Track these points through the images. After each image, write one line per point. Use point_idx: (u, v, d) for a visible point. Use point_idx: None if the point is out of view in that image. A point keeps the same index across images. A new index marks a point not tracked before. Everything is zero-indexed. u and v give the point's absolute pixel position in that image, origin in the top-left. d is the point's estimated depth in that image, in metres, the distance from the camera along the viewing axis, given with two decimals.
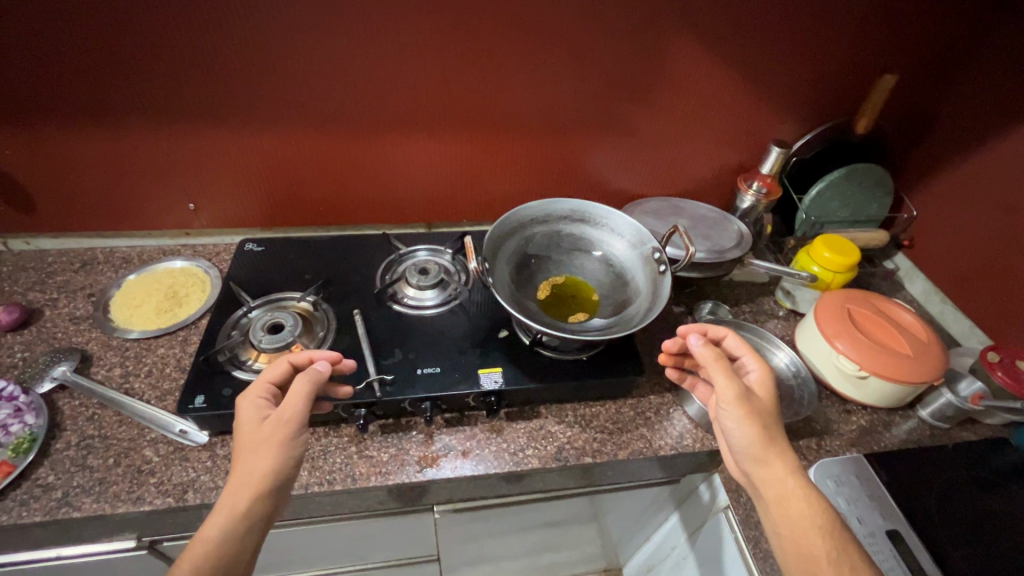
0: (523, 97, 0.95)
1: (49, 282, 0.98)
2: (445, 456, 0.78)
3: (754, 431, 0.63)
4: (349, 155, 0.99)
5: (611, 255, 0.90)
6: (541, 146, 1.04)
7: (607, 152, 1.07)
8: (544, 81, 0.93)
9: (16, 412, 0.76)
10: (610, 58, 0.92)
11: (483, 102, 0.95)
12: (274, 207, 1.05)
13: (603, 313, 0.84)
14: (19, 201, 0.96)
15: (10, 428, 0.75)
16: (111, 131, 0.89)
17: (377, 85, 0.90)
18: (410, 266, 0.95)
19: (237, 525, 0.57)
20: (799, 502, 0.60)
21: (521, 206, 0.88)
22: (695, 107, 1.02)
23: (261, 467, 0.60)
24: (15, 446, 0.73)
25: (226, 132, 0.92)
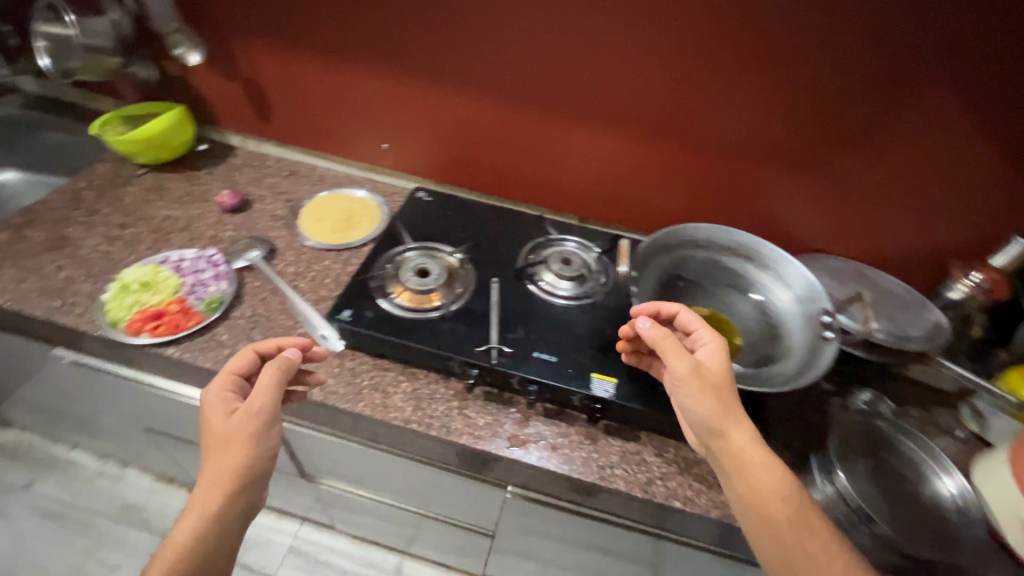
0: (722, 110, 0.90)
1: (264, 181, 1.17)
2: (534, 443, 0.79)
3: (708, 404, 0.64)
4: (530, 131, 1.03)
5: (770, 303, 0.81)
6: (726, 171, 0.97)
7: (796, 192, 0.96)
8: (751, 98, 0.87)
9: (216, 276, 0.93)
10: (835, 90, 0.83)
11: (677, 106, 0.92)
12: (449, 164, 1.12)
13: (744, 362, 0.76)
14: (260, 109, 1.13)
15: (210, 288, 0.92)
16: (346, 65, 1.03)
17: (581, 72, 0.92)
18: (554, 253, 0.95)
19: (213, 525, 0.64)
20: (761, 475, 0.61)
21: (685, 225, 0.84)
22: (923, 166, 0.87)
23: (232, 461, 0.66)
24: (208, 302, 0.90)
25: (436, 87, 1.02)
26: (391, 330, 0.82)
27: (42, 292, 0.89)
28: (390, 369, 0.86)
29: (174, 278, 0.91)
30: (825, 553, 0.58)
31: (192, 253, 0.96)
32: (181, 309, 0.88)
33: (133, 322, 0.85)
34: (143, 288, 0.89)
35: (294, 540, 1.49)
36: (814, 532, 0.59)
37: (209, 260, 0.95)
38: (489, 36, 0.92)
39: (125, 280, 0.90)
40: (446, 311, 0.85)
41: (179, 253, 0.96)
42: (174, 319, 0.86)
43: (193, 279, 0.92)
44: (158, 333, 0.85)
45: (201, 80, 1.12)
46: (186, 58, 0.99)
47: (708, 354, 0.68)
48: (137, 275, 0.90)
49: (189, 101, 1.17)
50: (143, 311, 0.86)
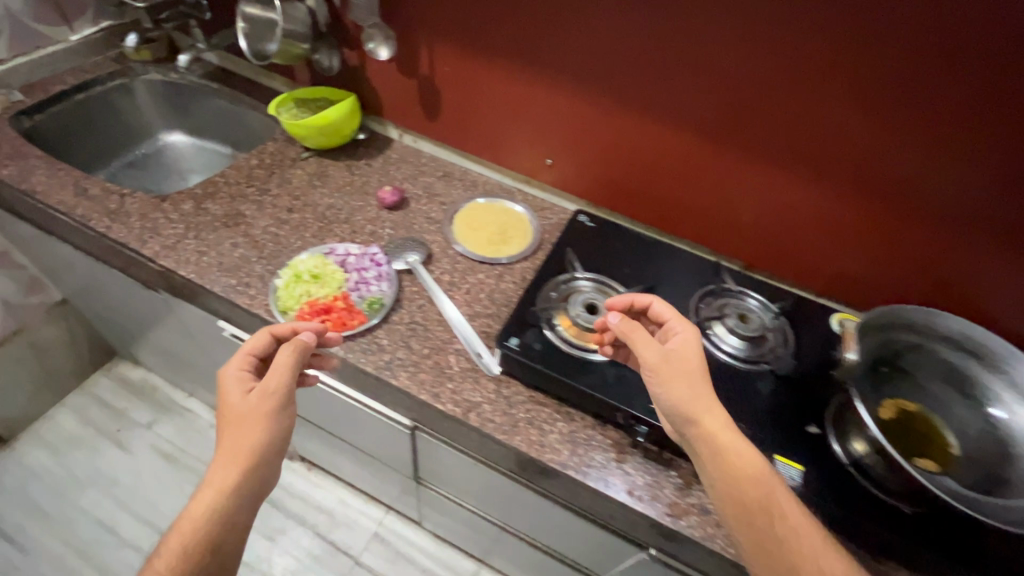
0: (960, 178, 0.77)
1: (419, 179, 1.16)
2: (698, 516, 0.73)
3: (681, 391, 0.66)
4: (713, 167, 0.94)
5: (998, 414, 0.70)
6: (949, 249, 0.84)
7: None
8: (1005, 170, 0.74)
9: (378, 277, 0.93)
10: None
11: (902, 165, 0.80)
12: (612, 188, 1.06)
13: (963, 481, 0.66)
14: (429, 110, 1.13)
15: (371, 288, 0.92)
16: (530, 75, 0.99)
17: (798, 116, 0.83)
18: (729, 305, 0.87)
19: (230, 502, 0.67)
20: (725, 453, 0.63)
21: (906, 307, 0.75)
22: None
23: (250, 438, 0.69)
24: (369, 303, 0.89)
25: (622, 110, 0.95)
26: (559, 368, 0.78)
27: (221, 267, 0.92)
28: (545, 404, 0.82)
29: (339, 273, 0.92)
30: (807, 546, 0.59)
31: (355, 248, 0.96)
32: (345, 307, 0.88)
33: (301, 313, 0.86)
34: (311, 280, 0.90)
35: (379, 526, 1.52)
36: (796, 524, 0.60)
37: (371, 258, 0.95)
38: (701, 63, 0.85)
39: (295, 268, 0.91)
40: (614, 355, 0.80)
41: (343, 246, 0.97)
42: (338, 317, 0.86)
43: (356, 276, 0.92)
44: (323, 329, 0.85)
45: (378, 72, 1.12)
46: (377, 51, 1.02)
47: (678, 343, 0.71)
48: (306, 265, 0.92)
49: (360, 91, 1.17)
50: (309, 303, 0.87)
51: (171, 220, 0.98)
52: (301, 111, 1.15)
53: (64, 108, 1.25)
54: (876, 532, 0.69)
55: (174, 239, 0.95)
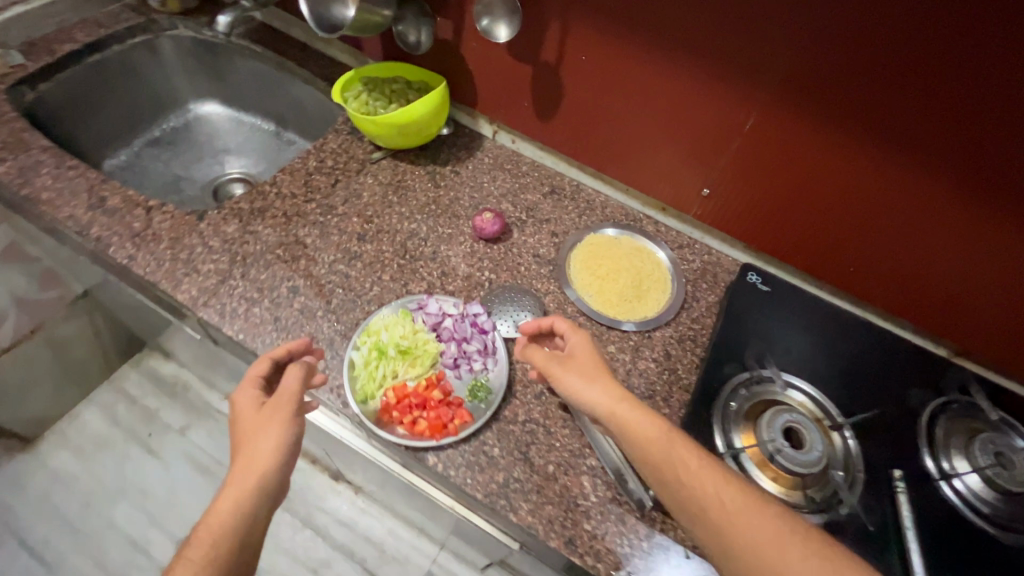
0: None
1: (521, 197, 0.89)
2: None
3: (579, 383, 0.57)
4: (957, 237, 0.66)
5: None
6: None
7: None
8: None
9: (482, 350, 0.70)
10: None
11: None
12: (787, 235, 0.79)
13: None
14: (542, 108, 0.85)
15: (474, 367, 0.69)
16: (698, 80, 0.70)
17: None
18: (985, 438, 0.62)
19: (236, 538, 0.50)
20: (630, 426, 0.52)
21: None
22: None
23: (267, 449, 0.53)
24: (474, 390, 0.67)
25: (835, 145, 0.66)
26: None
27: (277, 325, 0.70)
28: None
29: (432, 345, 0.70)
30: (763, 529, 0.46)
31: (451, 306, 0.73)
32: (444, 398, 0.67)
33: (387, 407, 0.65)
34: (398, 356, 0.68)
35: (433, 564, 1.36)
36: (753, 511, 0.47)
37: (472, 322, 0.71)
38: (997, 100, 0.54)
39: (375, 336, 0.68)
40: (831, 516, 0.56)
41: (434, 301, 0.73)
42: (437, 415, 0.65)
43: (454, 348, 0.70)
44: (418, 432, 0.64)
45: (476, 51, 0.83)
46: (492, 31, 0.75)
47: (578, 338, 0.61)
48: (390, 333, 0.69)
49: (448, 73, 0.89)
50: (397, 392, 0.66)
51: (211, 251, 0.75)
52: (372, 97, 0.88)
53: (74, 76, 1.00)
54: None
55: (215, 280, 0.72)
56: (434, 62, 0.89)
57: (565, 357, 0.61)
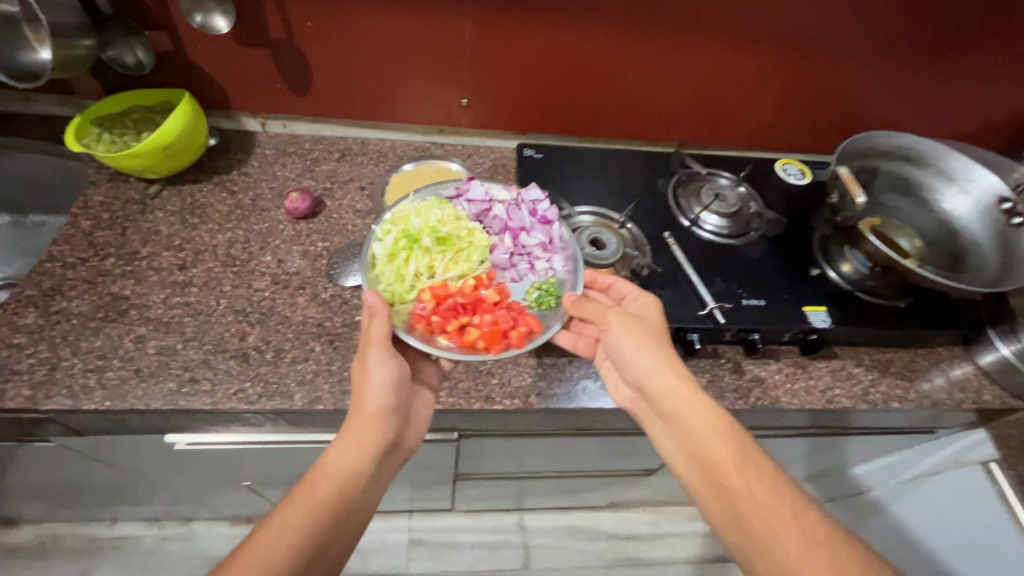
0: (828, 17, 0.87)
1: (318, 170, 0.95)
2: (759, 386, 0.79)
3: (637, 350, 0.64)
4: (634, 59, 0.91)
5: (944, 206, 0.81)
6: (850, 71, 0.95)
7: (883, 88, 0.98)
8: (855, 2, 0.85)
9: (548, 247, 0.75)
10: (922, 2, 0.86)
11: (787, 18, 0.87)
12: (538, 110, 0.98)
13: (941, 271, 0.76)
14: (296, 83, 0.90)
15: (533, 262, 0.76)
16: (423, 6, 0.81)
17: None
18: (704, 190, 0.90)
19: (337, 501, 0.58)
20: (692, 406, 0.62)
21: (869, 133, 0.85)
22: (992, 66, 0.94)
23: (371, 433, 0.61)
24: (542, 296, 0.72)
25: (533, 22, 0.84)
26: None
27: (141, 376, 0.69)
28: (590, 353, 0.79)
29: (481, 240, 0.74)
30: (754, 483, 0.58)
31: (503, 194, 0.79)
32: (503, 306, 0.70)
33: (425, 314, 0.68)
34: (436, 251, 0.72)
35: (411, 531, 1.44)
36: (756, 467, 0.59)
37: (529, 210, 0.77)
38: None
39: (405, 228, 0.73)
40: (641, 280, 0.77)
41: (480, 187, 0.79)
42: (490, 321, 0.68)
43: (512, 239, 0.76)
44: (464, 338, 0.67)
45: (205, 51, 0.84)
46: (210, 25, 0.78)
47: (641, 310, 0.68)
48: (423, 224, 0.73)
49: (187, 84, 0.89)
50: (436, 294, 0.70)
51: (22, 348, 0.69)
52: (116, 135, 0.84)
53: None
54: (888, 330, 0.79)
55: (45, 370, 0.68)
56: (166, 78, 0.88)
57: (641, 324, 0.67)
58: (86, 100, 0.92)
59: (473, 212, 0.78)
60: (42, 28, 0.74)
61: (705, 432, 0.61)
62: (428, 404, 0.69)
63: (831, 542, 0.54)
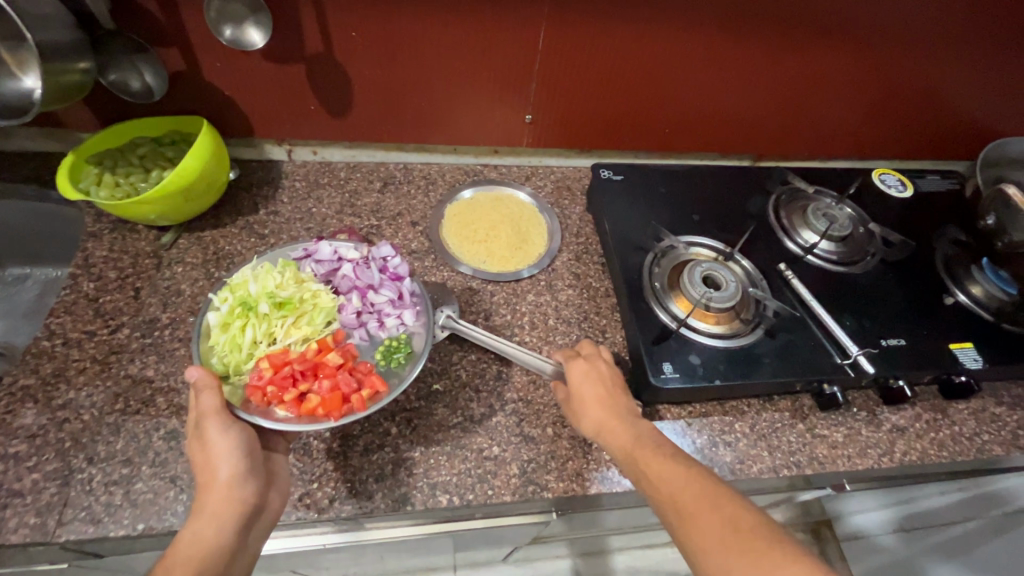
0: (948, 7, 0.76)
1: (359, 204, 0.81)
2: (902, 439, 0.69)
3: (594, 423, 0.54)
4: (721, 64, 0.79)
5: None
6: (958, 70, 0.85)
7: (995, 81, 0.87)
8: None
9: (399, 304, 0.65)
10: None
11: (902, 11, 0.76)
12: (607, 125, 0.86)
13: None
14: (334, 105, 0.76)
15: (370, 321, 0.65)
16: (490, 9, 0.68)
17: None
18: (810, 210, 0.79)
19: None
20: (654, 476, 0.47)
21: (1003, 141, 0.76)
22: None
23: (224, 497, 0.47)
24: (390, 353, 0.63)
25: (612, 24, 0.72)
26: (732, 374, 0.63)
27: (180, 485, 0.55)
28: (711, 413, 0.67)
29: (327, 302, 0.64)
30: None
31: (353, 252, 0.68)
32: (347, 370, 0.60)
33: (260, 384, 0.57)
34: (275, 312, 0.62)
35: None
36: (707, 512, 0.43)
37: (380, 267, 0.67)
38: None
39: (240, 292, 0.62)
40: (767, 324, 0.67)
41: (329, 246, 0.68)
42: (330, 385, 0.57)
43: (360, 298, 0.66)
44: (305, 408, 0.56)
45: (226, 71, 0.70)
46: (242, 39, 0.64)
47: (583, 369, 0.58)
48: (262, 288, 0.63)
49: (204, 109, 0.74)
50: (274, 361, 0.59)
51: (22, 458, 0.54)
52: (119, 175, 0.69)
53: None
54: None
55: (56, 488, 0.53)
56: (178, 104, 0.73)
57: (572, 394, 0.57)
58: (77, 132, 0.76)
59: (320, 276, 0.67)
60: (23, 47, 0.57)
61: (647, 483, 0.48)
62: (285, 469, 0.55)
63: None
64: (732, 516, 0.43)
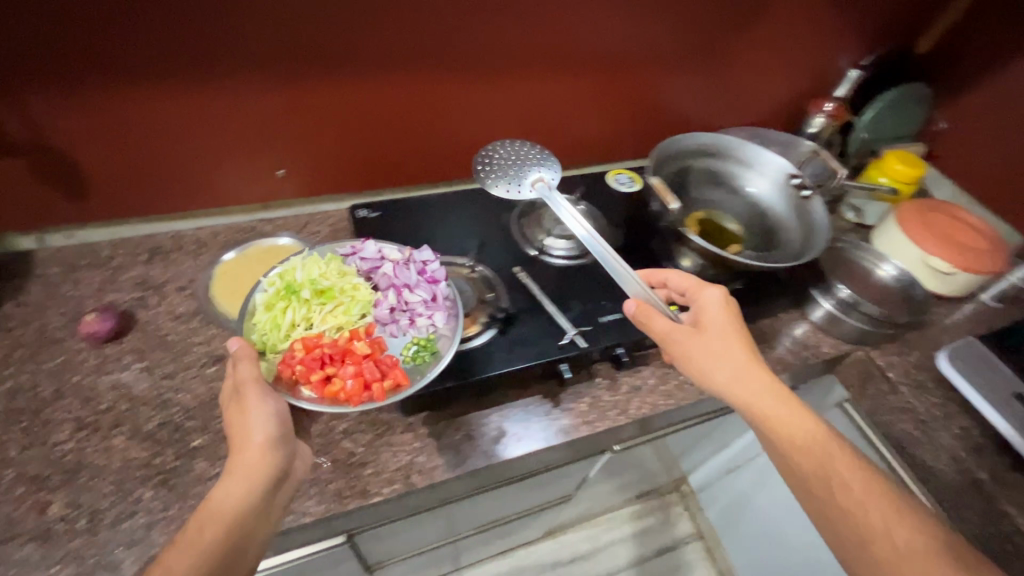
0: (616, 35, 0.93)
1: (122, 279, 0.82)
2: (636, 395, 0.81)
3: (715, 355, 0.63)
4: (447, 103, 0.91)
5: (750, 193, 0.92)
6: (651, 81, 1.03)
7: (681, 86, 1.07)
8: (634, 19, 0.91)
9: (432, 304, 0.72)
10: (686, 15, 0.95)
11: (581, 43, 0.91)
12: (365, 167, 0.94)
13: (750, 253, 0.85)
14: (71, 189, 0.78)
15: (401, 321, 0.72)
16: (205, 83, 0.74)
17: (522, 14, 0.84)
18: (545, 216, 0.92)
19: (223, 541, 0.49)
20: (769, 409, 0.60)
21: (684, 135, 0.91)
22: (757, 59, 1.07)
23: (261, 456, 0.53)
24: (417, 352, 0.69)
25: (328, 83, 0.81)
26: (467, 372, 0.71)
27: None
28: (469, 409, 0.76)
29: (364, 295, 0.72)
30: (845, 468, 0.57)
31: (395, 254, 0.76)
32: (373, 359, 0.67)
33: (291, 362, 0.64)
34: (313, 303, 0.70)
35: None
36: (782, 412, 0.60)
37: (418, 269, 0.74)
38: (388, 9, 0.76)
39: (288, 279, 0.70)
40: (500, 322, 0.76)
41: (374, 246, 0.77)
42: (357, 371, 0.64)
43: (397, 296, 0.73)
44: (327, 389, 0.63)
45: None
46: None
47: (720, 298, 0.69)
48: (307, 277, 0.71)
49: None
50: (308, 344, 0.66)
51: None
52: None
53: None
54: None
55: None
56: None
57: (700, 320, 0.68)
58: None
59: (361, 270, 0.76)
60: None
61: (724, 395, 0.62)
62: (308, 456, 0.60)
63: (842, 455, 0.58)
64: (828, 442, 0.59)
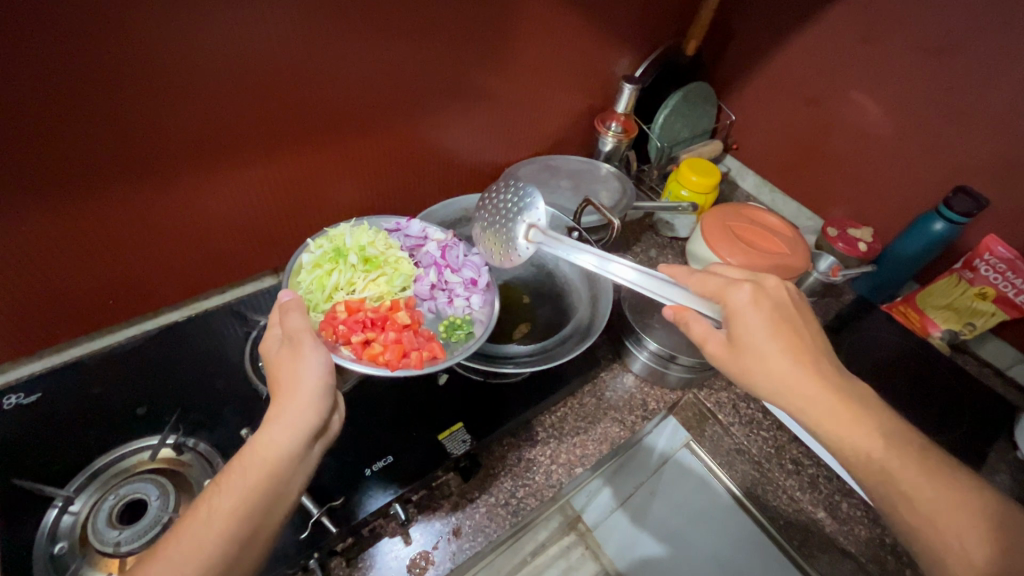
0: (339, 100, 0.73)
1: None
2: (436, 546, 0.66)
3: (753, 363, 0.55)
4: (128, 225, 0.68)
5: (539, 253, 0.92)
6: (409, 136, 0.87)
7: (447, 132, 0.91)
8: (353, 79, 0.72)
9: (469, 287, 0.78)
10: (424, 62, 0.77)
11: (291, 120, 0.71)
12: (28, 326, 0.69)
13: (543, 328, 0.82)
14: None
15: (441, 300, 0.78)
16: None
17: (181, 107, 0.61)
18: None
19: (264, 491, 0.47)
20: (823, 416, 0.52)
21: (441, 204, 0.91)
22: (527, 88, 0.94)
23: (303, 399, 0.52)
24: (452, 329, 0.73)
25: None
26: None
27: None
28: None
29: (407, 268, 0.76)
30: (901, 462, 0.49)
31: (439, 233, 0.82)
32: (412, 330, 0.70)
33: (333, 323, 0.66)
34: (360, 269, 0.73)
35: None
36: (840, 402, 0.52)
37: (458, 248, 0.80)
38: None
39: (336, 245, 0.73)
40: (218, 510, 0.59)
41: (418, 224, 0.81)
42: (395, 338, 0.66)
43: (438, 274, 0.79)
44: (367, 351, 0.64)
45: None
46: None
47: (753, 297, 0.57)
48: (355, 243, 0.74)
49: None
50: (350, 306, 0.69)
51: None
52: None
53: None
54: (540, 402, 0.77)
55: None
56: None
57: (735, 314, 0.57)
58: None
59: (406, 247, 0.80)
60: None
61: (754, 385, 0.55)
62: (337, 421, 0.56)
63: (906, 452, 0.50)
64: (870, 424, 0.51)
